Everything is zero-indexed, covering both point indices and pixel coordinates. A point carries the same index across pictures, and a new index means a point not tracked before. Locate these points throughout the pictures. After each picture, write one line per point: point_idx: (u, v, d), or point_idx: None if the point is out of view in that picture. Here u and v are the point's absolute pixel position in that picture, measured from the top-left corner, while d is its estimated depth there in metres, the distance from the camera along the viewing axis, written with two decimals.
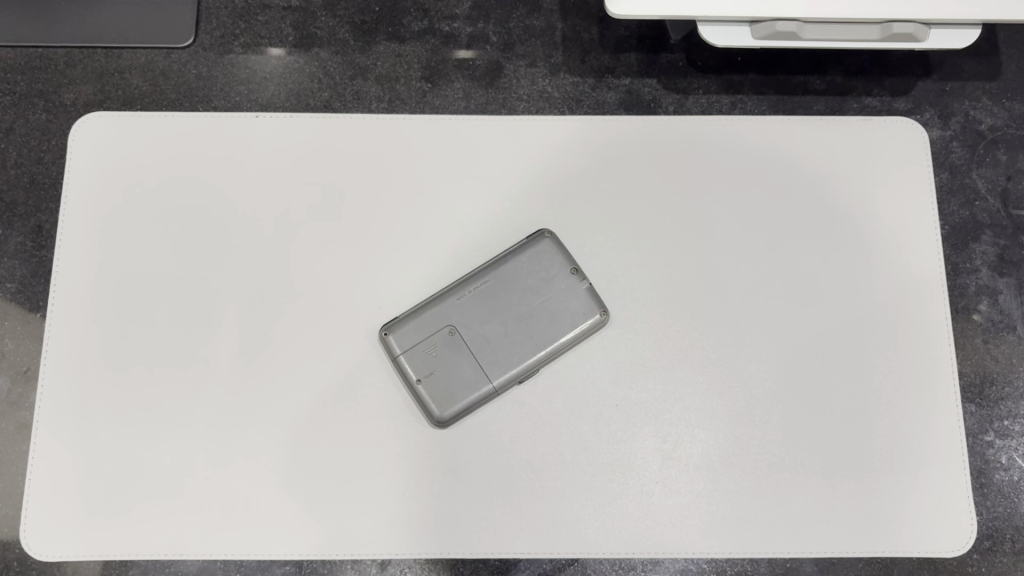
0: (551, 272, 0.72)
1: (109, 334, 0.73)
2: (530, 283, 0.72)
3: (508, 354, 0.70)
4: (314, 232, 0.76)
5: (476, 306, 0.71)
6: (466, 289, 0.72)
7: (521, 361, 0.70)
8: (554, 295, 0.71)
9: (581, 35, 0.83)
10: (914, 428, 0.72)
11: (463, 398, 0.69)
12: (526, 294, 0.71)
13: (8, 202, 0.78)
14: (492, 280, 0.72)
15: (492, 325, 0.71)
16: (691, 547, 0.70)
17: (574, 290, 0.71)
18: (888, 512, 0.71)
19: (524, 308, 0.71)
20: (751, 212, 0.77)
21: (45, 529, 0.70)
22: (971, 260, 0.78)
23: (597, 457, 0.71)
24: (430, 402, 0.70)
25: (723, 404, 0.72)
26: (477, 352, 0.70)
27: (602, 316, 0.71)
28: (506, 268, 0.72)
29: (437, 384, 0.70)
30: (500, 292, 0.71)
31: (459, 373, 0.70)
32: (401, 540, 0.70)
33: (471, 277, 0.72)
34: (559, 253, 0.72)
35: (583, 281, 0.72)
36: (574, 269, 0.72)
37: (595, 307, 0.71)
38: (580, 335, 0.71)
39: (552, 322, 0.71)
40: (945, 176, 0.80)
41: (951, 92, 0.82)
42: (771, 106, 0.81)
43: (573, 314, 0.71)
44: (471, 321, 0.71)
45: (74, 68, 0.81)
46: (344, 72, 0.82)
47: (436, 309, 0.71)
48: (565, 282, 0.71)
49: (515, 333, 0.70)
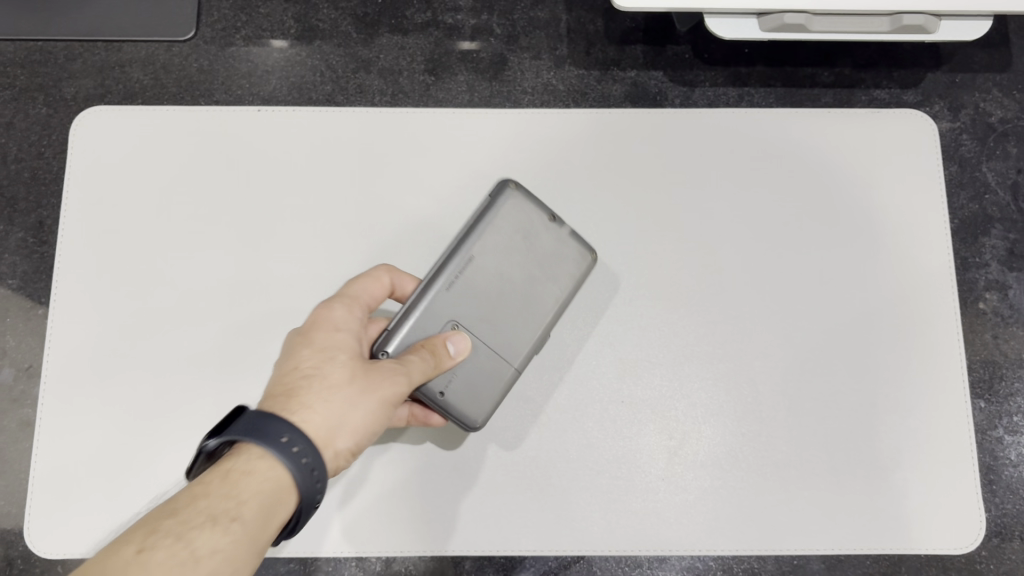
0: (531, 229, 0.63)
1: (111, 330, 0.73)
2: (515, 248, 0.63)
3: (520, 329, 0.62)
4: (317, 226, 0.75)
5: (469, 293, 0.61)
6: (451, 275, 0.61)
7: (534, 335, 0.63)
8: (541, 252, 0.63)
9: (586, 27, 0.83)
10: (924, 425, 0.72)
11: (493, 396, 0.63)
12: (518, 261, 0.63)
13: (8, 198, 0.78)
14: (477, 257, 0.62)
15: (494, 307, 0.62)
16: (697, 544, 0.69)
17: (560, 238, 0.64)
18: (895, 509, 0.70)
19: (520, 277, 0.62)
20: (758, 206, 0.76)
21: (48, 528, 0.69)
22: (981, 254, 0.77)
23: (602, 454, 0.71)
24: (457, 410, 0.62)
25: (730, 400, 0.72)
26: (489, 343, 0.62)
27: (592, 260, 0.65)
28: (484, 240, 0.62)
29: (462, 394, 0.62)
30: (490, 269, 0.62)
31: (481, 371, 0.62)
32: (408, 537, 0.69)
33: (448, 265, 0.61)
34: (531, 205, 0.64)
35: (564, 227, 0.64)
36: (551, 216, 0.64)
37: (584, 252, 0.65)
38: (578, 284, 0.64)
39: (550, 283, 0.63)
40: (954, 169, 0.79)
41: (960, 84, 0.81)
42: (778, 99, 0.80)
43: (569, 266, 0.64)
44: (467, 308, 0.61)
45: (74, 62, 0.81)
46: (347, 65, 0.81)
47: (424, 313, 0.60)
48: (548, 232, 0.64)
49: (521, 307, 0.62)
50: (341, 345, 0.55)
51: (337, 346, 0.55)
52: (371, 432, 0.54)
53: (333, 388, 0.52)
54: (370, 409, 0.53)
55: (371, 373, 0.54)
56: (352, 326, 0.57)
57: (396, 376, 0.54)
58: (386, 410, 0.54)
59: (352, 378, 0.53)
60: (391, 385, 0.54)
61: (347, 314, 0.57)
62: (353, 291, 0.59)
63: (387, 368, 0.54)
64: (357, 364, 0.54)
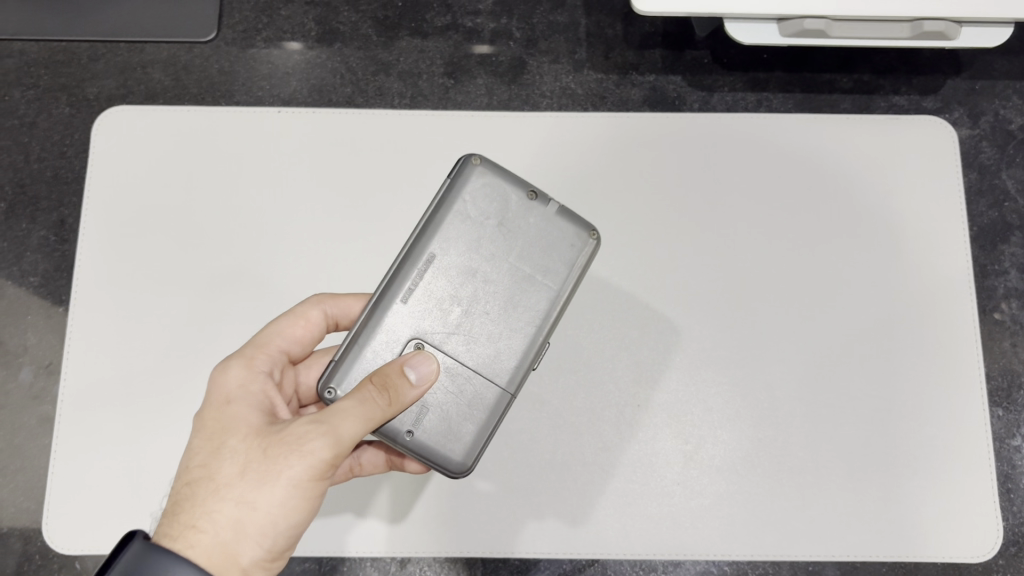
0: (506, 212, 0.54)
1: (129, 329, 0.73)
2: (483, 236, 0.53)
3: (505, 340, 0.53)
4: (335, 226, 0.75)
5: (431, 300, 0.53)
6: (412, 282, 0.53)
7: (526, 346, 0.53)
8: (523, 240, 0.53)
9: (605, 31, 0.83)
10: (940, 433, 0.71)
11: (478, 429, 0.52)
12: (489, 253, 0.53)
13: (31, 197, 0.79)
14: (442, 256, 0.53)
15: (464, 315, 0.53)
16: (711, 549, 0.69)
17: (542, 215, 0.54)
18: (912, 516, 0.70)
19: (499, 274, 0.53)
20: (776, 212, 0.76)
21: (67, 524, 0.69)
22: (1000, 262, 0.77)
23: (618, 458, 0.71)
24: (437, 448, 0.52)
25: (746, 406, 0.72)
26: (464, 361, 0.53)
27: (593, 239, 0.54)
28: (442, 233, 0.53)
29: (439, 430, 0.52)
30: (454, 267, 0.53)
31: (461, 400, 0.52)
32: (423, 538, 0.69)
33: (401, 272, 0.53)
34: (498, 181, 0.54)
35: (548, 204, 0.54)
36: (531, 192, 0.54)
37: (581, 231, 0.54)
38: (578, 273, 0.53)
39: (539, 278, 0.53)
40: (973, 176, 0.79)
41: (980, 91, 0.81)
42: (796, 104, 0.80)
43: (562, 250, 0.54)
44: (430, 320, 0.53)
45: (97, 62, 0.82)
46: (366, 68, 0.82)
47: (378, 332, 0.53)
48: (528, 214, 0.54)
49: (502, 313, 0.53)
50: (238, 426, 0.51)
51: (234, 426, 0.51)
52: (296, 512, 0.50)
53: (226, 487, 0.49)
54: (275, 498, 0.49)
55: (270, 456, 0.49)
56: (252, 390, 0.53)
57: (301, 455, 0.48)
58: (305, 487, 0.49)
59: (245, 471, 0.49)
60: (296, 468, 0.48)
61: (246, 374, 0.54)
62: (260, 337, 0.57)
63: (289, 445, 0.49)
64: (257, 445, 0.49)
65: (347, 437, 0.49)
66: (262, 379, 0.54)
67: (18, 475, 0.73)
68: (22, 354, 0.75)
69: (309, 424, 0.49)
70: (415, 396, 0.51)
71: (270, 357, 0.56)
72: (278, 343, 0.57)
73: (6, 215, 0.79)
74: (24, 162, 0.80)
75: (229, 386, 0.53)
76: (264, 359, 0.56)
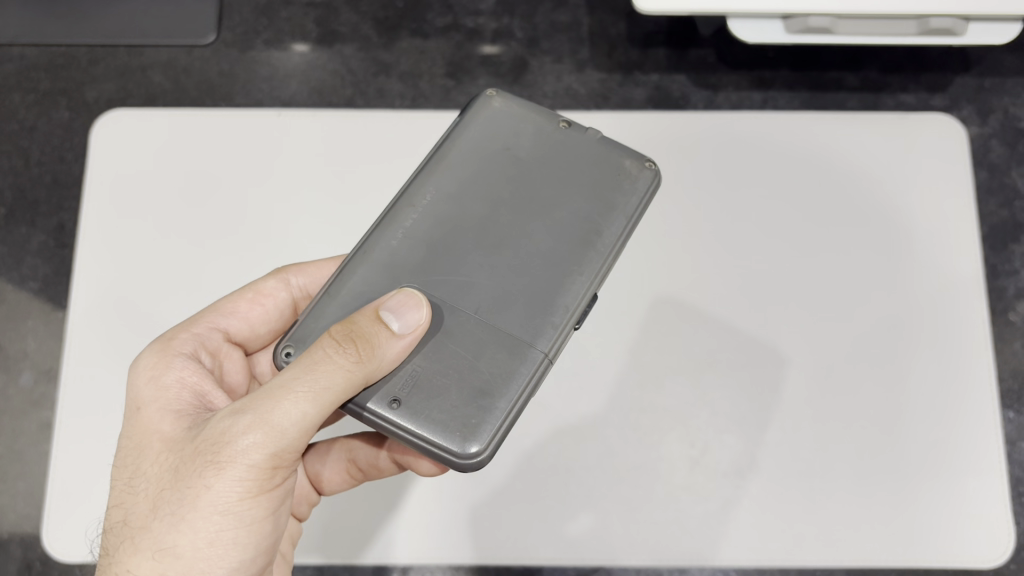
0: (537, 139, 0.51)
1: (123, 330, 0.72)
2: (504, 167, 0.50)
3: (536, 281, 0.47)
4: (337, 226, 0.74)
5: (445, 221, 0.49)
6: (426, 198, 0.49)
7: (559, 291, 0.47)
8: (558, 169, 0.50)
9: (608, 30, 0.85)
10: (952, 435, 0.69)
11: (505, 392, 0.44)
12: (511, 183, 0.50)
13: (30, 202, 0.79)
14: (466, 175, 0.50)
15: (479, 249, 0.48)
16: (719, 554, 0.67)
17: (577, 147, 0.51)
18: (922, 520, 0.68)
19: (529, 202, 0.49)
20: (782, 212, 0.76)
21: (61, 531, 0.67)
22: (1011, 262, 0.77)
23: (622, 462, 0.69)
24: (443, 418, 0.44)
25: (756, 407, 0.70)
26: (480, 306, 0.46)
27: (651, 167, 0.50)
28: (453, 161, 0.50)
29: (445, 397, 0.44)
30: (468, 197, 0.49)
31: (479, 357, 0.45)
32: (434, 549, 0.68)
33: (402, 202, 0.49)
34: (522, 112, 0.52)
35: (584, 133, 0.51)
36: (563, 121, 0.52)
37: (630, 161, 0.50)
38: (623, 212, 0.49)
39: (579, 214, 0.49)
40: (983, 175, 0.80)
41: (990, 88, 0.83)
42: (803, 102, 0.81)
43: (604, 183, 0.50)
44: (444, 244, 0.48)
45: (97, 66, 0.83)
46: (367, 69, 0.83)
47: (374, 265, 0.48)
48: (563, 141, 0.51)
49: (529, 251, 0.48)
50: (150, 445, 0.47)
51: (145, 446, 0.48)
52: (233, 540, 0.46)
53: (142, 532, 0.45)
54: (203, 529, 0.45)
55: (185, 480, 0.45)
56: (168, 386, 0.50)
57: (220, 469, 0.44)
58: (238, 505, 0.45)
59: (160, 504, 0.45)
60: (227, 475, 0.44)
61: (159, 362, 0.52)
62: (201, 316, 0.57)
63: (204, 461, 0.44)
64: (171, 465, 0.46)
65: (276, 428, 0.44)
66: (180, 362, 0.52)
67: (17, 481, 0.71)
68: (22, 359, 0.75)
69: (229, 427, 0.44)
70: (402, 350, 0.44)
71: (202, 335, 0.56)
72: (219, 320, 0.57)
73: (6, 219, 0.79)
74: (23, 166, 0.81)
75: (149, 395, 0.50)
76: (189, 338, 0.55)
